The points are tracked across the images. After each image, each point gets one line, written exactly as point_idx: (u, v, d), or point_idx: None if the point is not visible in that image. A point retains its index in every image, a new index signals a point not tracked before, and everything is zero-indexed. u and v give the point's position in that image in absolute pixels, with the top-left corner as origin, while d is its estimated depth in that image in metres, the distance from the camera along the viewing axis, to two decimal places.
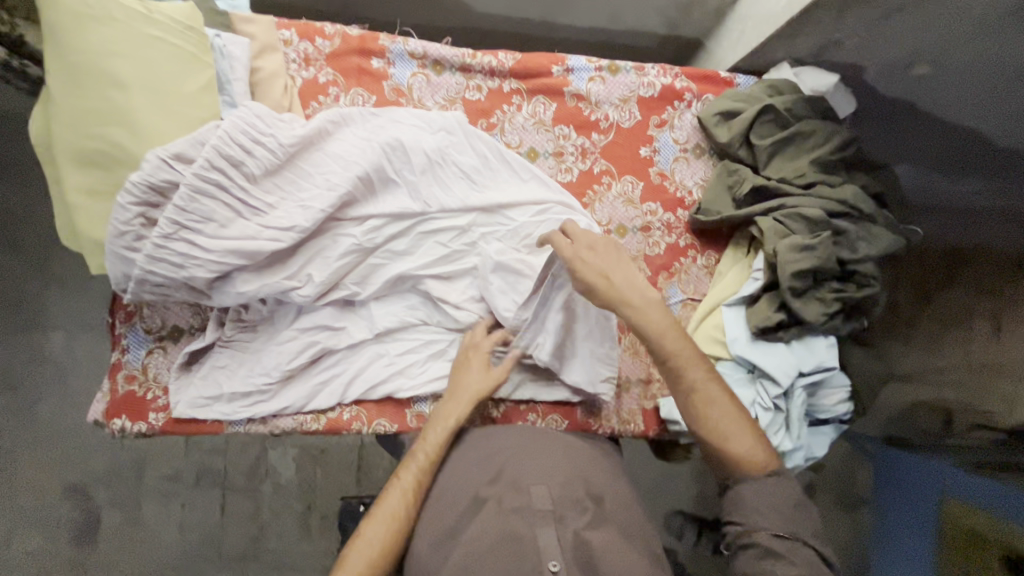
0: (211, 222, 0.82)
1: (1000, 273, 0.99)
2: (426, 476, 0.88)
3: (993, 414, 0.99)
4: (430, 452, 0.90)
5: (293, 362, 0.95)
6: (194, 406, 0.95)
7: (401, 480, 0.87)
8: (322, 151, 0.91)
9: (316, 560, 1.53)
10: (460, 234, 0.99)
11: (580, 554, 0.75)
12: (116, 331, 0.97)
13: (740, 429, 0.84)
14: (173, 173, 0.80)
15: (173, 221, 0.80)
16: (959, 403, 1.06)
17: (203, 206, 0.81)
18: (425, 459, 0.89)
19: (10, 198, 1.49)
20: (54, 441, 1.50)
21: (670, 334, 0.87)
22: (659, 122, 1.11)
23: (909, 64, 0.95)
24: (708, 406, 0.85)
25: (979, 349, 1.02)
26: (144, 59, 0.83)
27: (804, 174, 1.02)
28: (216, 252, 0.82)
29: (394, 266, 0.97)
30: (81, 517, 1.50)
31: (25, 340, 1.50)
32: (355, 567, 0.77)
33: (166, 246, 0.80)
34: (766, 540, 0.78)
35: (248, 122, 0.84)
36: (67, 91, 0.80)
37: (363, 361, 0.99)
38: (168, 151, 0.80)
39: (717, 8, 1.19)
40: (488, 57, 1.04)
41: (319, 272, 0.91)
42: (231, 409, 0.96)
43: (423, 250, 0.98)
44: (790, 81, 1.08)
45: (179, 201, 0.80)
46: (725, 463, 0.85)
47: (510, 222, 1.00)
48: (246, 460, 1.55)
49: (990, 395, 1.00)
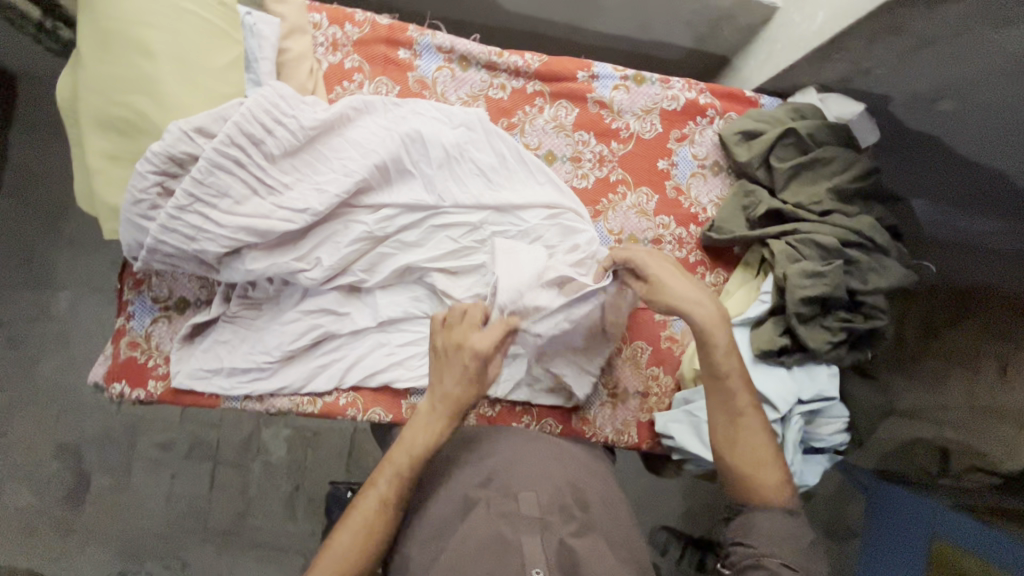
0: (227, 197, 0.82)
1: (1013, 315, 0.99)
2: (404, 484, 0.84)
3: (990, 456, 1.00)
4: (409, 463, 0.84)
5: (295, 343, 0.96)
6: (194, 377, 0.95)
7: (374, 490, 0.83)
8: (341, 137, 0.92)
9: (299, 541, 1.53)
10: (471, 230, 0.99)
11: (565, 560, 0.74)
12: (123, 296, 0.98)
13: (772, 462, 0.88)
14: (193, 146, 0.80)
15: (189, 194, 0.80)
16: (958, 444, 1.06)
17: (220, 181, 0.81)
18: (401, 467, 0.84)
19: (32, 157, 1.51)
20: (50, 400, 1.52)
21: (728, 356, 0.90)
22: (680, 135, 1.10)
23: (934, 100, 0.93)
24: (752, 433, 0.89)
25: (984, 393, 1.02)
26: (174, 31, 0.83)
27: (820, 201, 1.01)
28: (229, 228, 0.83)
29: (402, 256, 0.97)
30: (71, 477, 1.51)
31: (32, 297, 1.52)
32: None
33: (180, 218, 0.81)
34: (775, 567, 0.78)
35: (271, 102, 0.84)
36: (98, 57, 0.81)
37: (363, 349, 1.00)
38: (190, 124, 0.80)
39: (748, 27, 1.18)
40: (514, 57, 1.05)
41: (329, 256, 0.91)
42: (230, 384, 0.96)
43: (432, 242, 0.98)
44: (813, 106, 1.07)
45: (197, 173, 0.80)
46: (749, 491, 0.87)
47: (522, 223, 1.00)
48: (239, 436, 1.56)
49: (985, 439, 1.01)
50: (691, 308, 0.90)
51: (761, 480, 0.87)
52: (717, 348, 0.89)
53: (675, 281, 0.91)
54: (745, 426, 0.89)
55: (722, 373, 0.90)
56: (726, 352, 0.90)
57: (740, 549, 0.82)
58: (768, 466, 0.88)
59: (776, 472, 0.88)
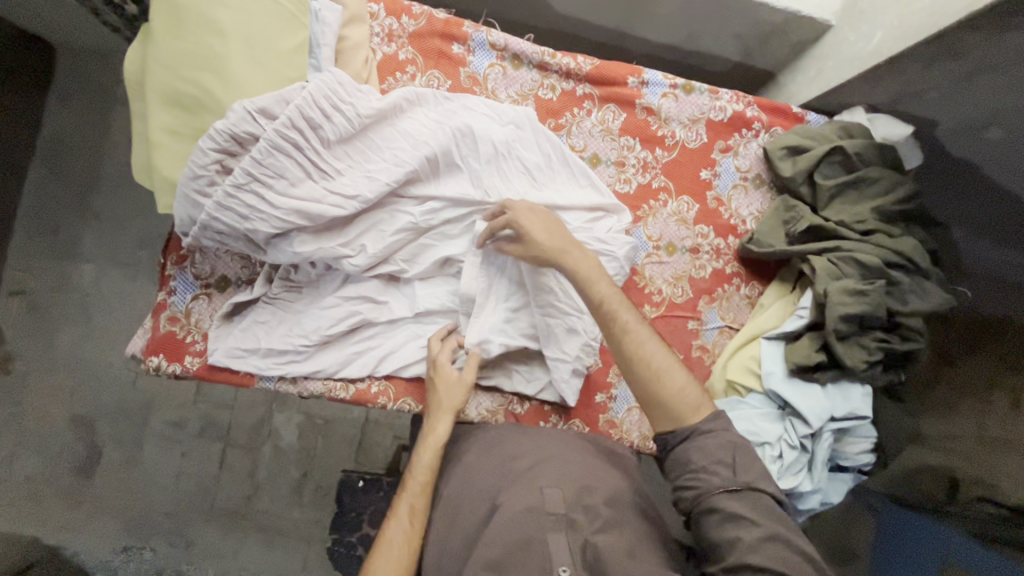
0: (283, 179, 0.83)
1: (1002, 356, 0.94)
2: (420, 503, 0.89)
3: (999, 488, 0.92)
4: (419, 482, 0.91)
5: (333, 328, 0.96)
6: (231, 356, 0.96)
7: (396, 515, 0.87)
8: (394, 128, 0.92)
9: (304, 527, 1.54)
10: None
11: (590, 559, 0.77)
12: (166, 271, 0.99)
13: (671, 366, 0.85)
14: (255, 126, 0.81)
15: (248, 173, 0.81)
16: (969, 473, 0.98)
17: (278, 162, 0.82)
18: (416, 492, 0.90)
19: (71, 130, 1.53)
20: (69, 371, 1.52)
21: (599, 285, 0.89)
22: (724, 147, 1.11)
23: (983, 128, 0.92)
24: (639, 345, 0.85)
25: (993, 424, 0.95)
26: (246, 12, 0.85)
27: (864, 221, 1.02)
28: (283, 210, 0.83)
29: (444, 249, 0.98)
30: (83, 449, 1.52)
31: (58, 267, 1.53)
32: None
33: (237, 196, 0.82)
34: (725, 504, 0.76)
35: (331, 88, 0.85)
36: (168, 33, 0.82)
37: (400, 338, 1.00)
38: (254, 104, 0.81)
39: (797, 43, 1.19)
40: (567, 59, 1.05)
41: (373, 244, 0.92)
42: (265, 364, 0.97)
43: (467, 230, 0.99)
44: (862, 125, 1.08)
45: (257, 153, 0.81)
46: (663, 408, 0.84)
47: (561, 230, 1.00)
48: (251, 419, 1.57)
49: (990, 471, 0.95)
50: (560, 252, 0.90)
51: (665, 399, 0.83)
52: (589, 279, 0.89)
53: (542, 229, 0.91)
54: (632, 342, 0.85)
55: (601, 305, 0.88)
56: (598, 282, 0.89)
57: (685, 493, 0.80)
58: (673, 378, 0.84)
59: (676, 390, 0.84)
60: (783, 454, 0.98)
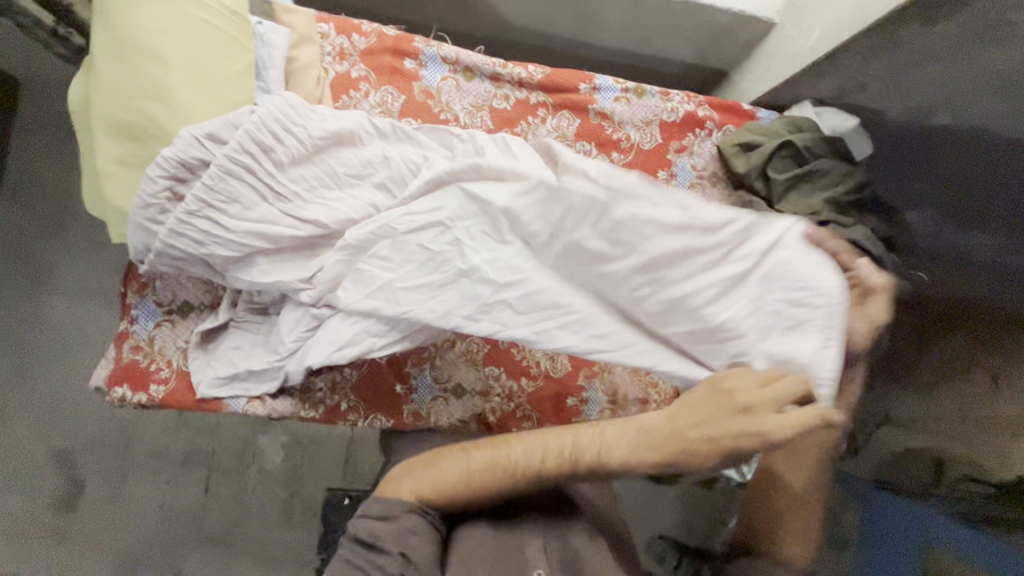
0: (236, 203, 0.83)
1: (989, 325, 0.82)
2: (646, 452, 0.75)
3: (979, 462, 0.80)
4: (677, 450, 0.74)
5: (288, 334, 0.88)
6: (214, 386, 0.94)
7: (614, 428, 0.77)
8: (350, 152, 0.91)
9: (293, 549, 1.52)
10: (443, 231, 0.83)
11: (567, 562, 0.78)
12: (127, 300, 0.99)
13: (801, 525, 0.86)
14: (203, 151, 0.82)
15: (199, 199, 0.81)
16: (953, 450, 0.85)
17: (230, 186, 0.82)
18: (659, 444, 0.75)
19: (36, 163, 1.52)
20: (47, 405, 1.51)
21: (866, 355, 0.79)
22: (679, 146, 1.13)
23: (924, 118, 0.93)
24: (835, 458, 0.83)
25: (972, 396, 0.84)
26: (189, 38, 0.85)
27: (816, 212, 1.02)
28: (238, 233, 0.82)
29: (388, 279, 0.83)
30: (64, 483, 1.50)
31: (30, 301, 1.52)
32: (470, 464, 0.76)
33: (190, 222, 0.81)
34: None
35: (282, 112, 0.86)
36: (111, 63, 0.83)
37: (338, 335, 0.85)
38: (202, 130, 0.82)
39: (746, 41, 1.21)
40: (518, 69, 1.07)
41: (326, 273, 0.86)
42: (250, 385, 0.94)
43: (405, 257, 0.83)
44: (811, 119, 1.10)
45: (208, 179, 0.81)
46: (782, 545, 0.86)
47: (609, 218, 0.74)
48: (234, 443, 1.55)
49: (985, 448, 0.80)
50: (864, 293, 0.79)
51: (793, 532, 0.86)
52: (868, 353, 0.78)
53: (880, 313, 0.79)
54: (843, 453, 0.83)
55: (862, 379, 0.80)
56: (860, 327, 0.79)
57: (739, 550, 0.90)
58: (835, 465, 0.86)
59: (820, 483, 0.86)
60: None
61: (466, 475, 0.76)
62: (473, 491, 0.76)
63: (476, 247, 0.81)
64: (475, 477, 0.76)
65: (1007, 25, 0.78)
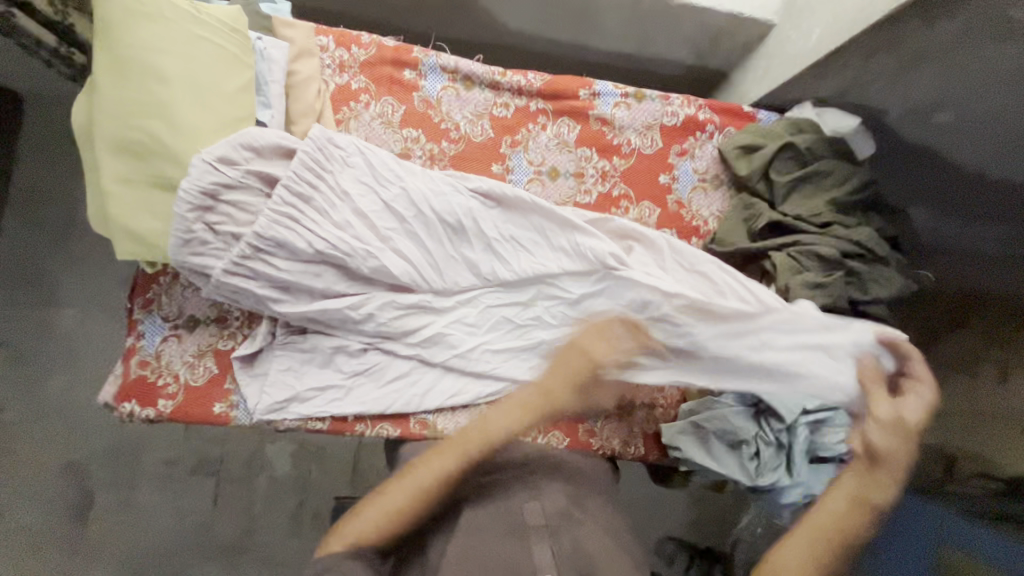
0: (283, 248, 0.89)
1: (1005, 316, 0.95)
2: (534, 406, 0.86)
3: (993, 462, 0.93)
4: (542, 390, 0.86)
5: (361, 361, 0.96)
6: (270, 410, 0.94)
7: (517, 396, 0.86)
8: (382, 193, 0.93)
9: (304, 556, 1.52)
10: (523, 309, 0.98)
11: (577, 564, 0.77)
12: (133, 316, 1.00)
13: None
14: (219, 175, 0.86)
15: (251, 244, 0.87)
16: (967, 448, 0.97)
17: (279, 233, 0.88)
18: (540, 403, 0.86)
19: (39, 178, 1.53)
20: (56, 417, 1.52)
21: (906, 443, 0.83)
22: (680, 150, 1.13)
23: (930, 112, 0.95)
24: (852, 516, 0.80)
25: (982, 395, 0.97)
26: (189, 57, 0.87)
27: (819, 213, 1.03)
28: (289, 270, 0.90)
29: (482, 340, 0.97)
30: (74, 495, 1.50)
31: (37, 314, 1.53)
32: (383, 504, 0.81)
33: (243, 264, 0.88)
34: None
35: (313, 159, 0.90)
36: (113, 83, 0.84)
37: (435, 377, 0.97)
38: (213, 154, 0.86)
39: (745, 42, 1.21)
40: (517, 77, 1.07)
41: (381, 309, 0.94)
42: (307, 409, 0.95)
43: (495, 327, 0.97)
44: (812, 121, 1.10)
45: (258, 227, 0.87)
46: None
47: (652, 309, 0.95)
48: (243, 452, 1.56)
49: (991, 445, 0.94)
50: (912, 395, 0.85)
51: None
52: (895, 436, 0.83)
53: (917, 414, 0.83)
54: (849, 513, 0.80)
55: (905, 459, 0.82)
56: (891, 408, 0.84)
57: None
58: (851, 542, 0.79)
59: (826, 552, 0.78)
60: (758, 452, 0.97)
61: (384, 515, 0.80)
62: (394, 523, 0.80)
63: (556, 325, 0.97)
64: (395, 513, 0.80)
65: (1009, 22, 0.77)
